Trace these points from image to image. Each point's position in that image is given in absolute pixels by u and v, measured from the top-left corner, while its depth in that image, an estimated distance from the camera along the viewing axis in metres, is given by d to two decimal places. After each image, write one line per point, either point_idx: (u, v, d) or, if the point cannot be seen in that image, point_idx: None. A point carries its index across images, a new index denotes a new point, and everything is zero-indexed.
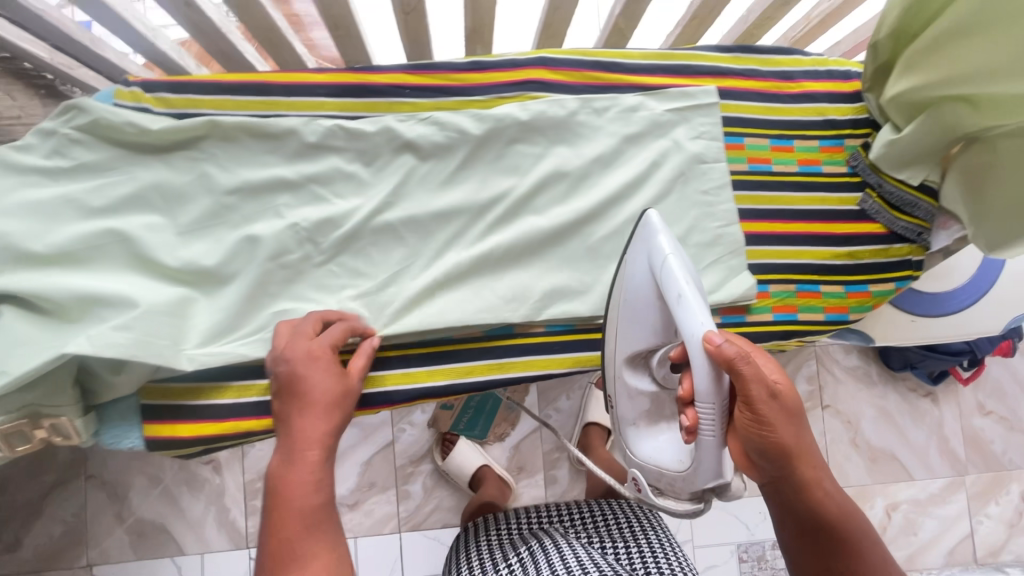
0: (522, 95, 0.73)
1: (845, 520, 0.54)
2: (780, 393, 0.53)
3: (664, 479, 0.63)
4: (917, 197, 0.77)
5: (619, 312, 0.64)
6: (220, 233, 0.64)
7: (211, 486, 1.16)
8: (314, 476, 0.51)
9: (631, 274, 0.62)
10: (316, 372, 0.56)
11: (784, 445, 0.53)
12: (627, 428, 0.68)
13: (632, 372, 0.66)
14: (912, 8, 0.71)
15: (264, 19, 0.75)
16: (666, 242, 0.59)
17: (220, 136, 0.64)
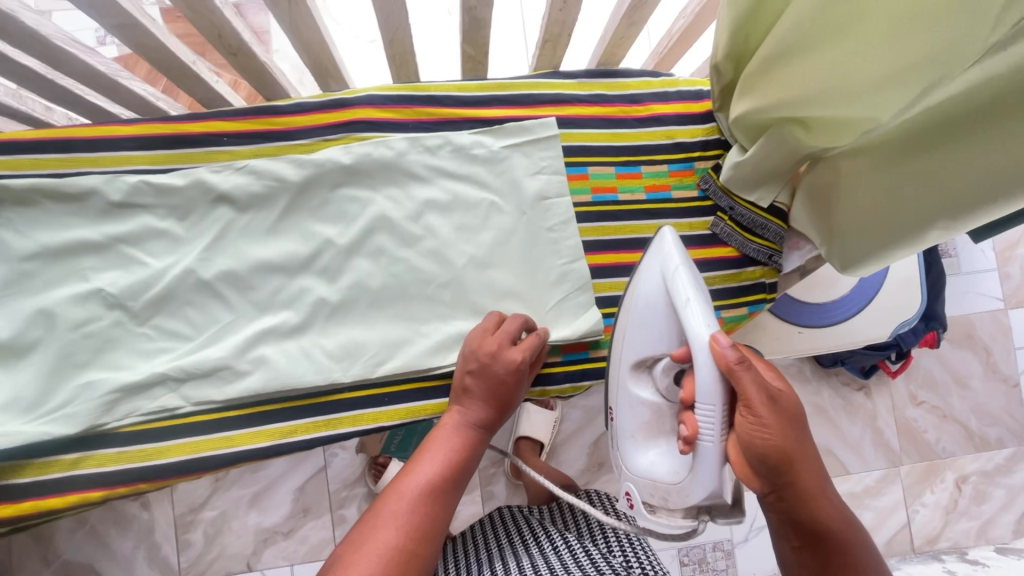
0: (349, 137, 0.71)
1: (858, 561, 0.47)
2: (789, 405, 0.49)
3: (659, 493, 0.61)
4: (767, 219, 0.77)
5: (632, 319, 0.66)
6: (18, 302, 0.61)
7: (140, 523, 1.11)
8: (393, 531, 0.47)
9: (641, 285, 0.66)
10: (506, 369, 0.62)
11: (796, 467, 0.48)
12: (623, 441, 0.68)
13: (635, 380, 0.66)
14: (740, 32, 0.68)
15: (83, 66, 0.72)
16: (677, 254, 0.62)
17: (13, 200, 0.61)
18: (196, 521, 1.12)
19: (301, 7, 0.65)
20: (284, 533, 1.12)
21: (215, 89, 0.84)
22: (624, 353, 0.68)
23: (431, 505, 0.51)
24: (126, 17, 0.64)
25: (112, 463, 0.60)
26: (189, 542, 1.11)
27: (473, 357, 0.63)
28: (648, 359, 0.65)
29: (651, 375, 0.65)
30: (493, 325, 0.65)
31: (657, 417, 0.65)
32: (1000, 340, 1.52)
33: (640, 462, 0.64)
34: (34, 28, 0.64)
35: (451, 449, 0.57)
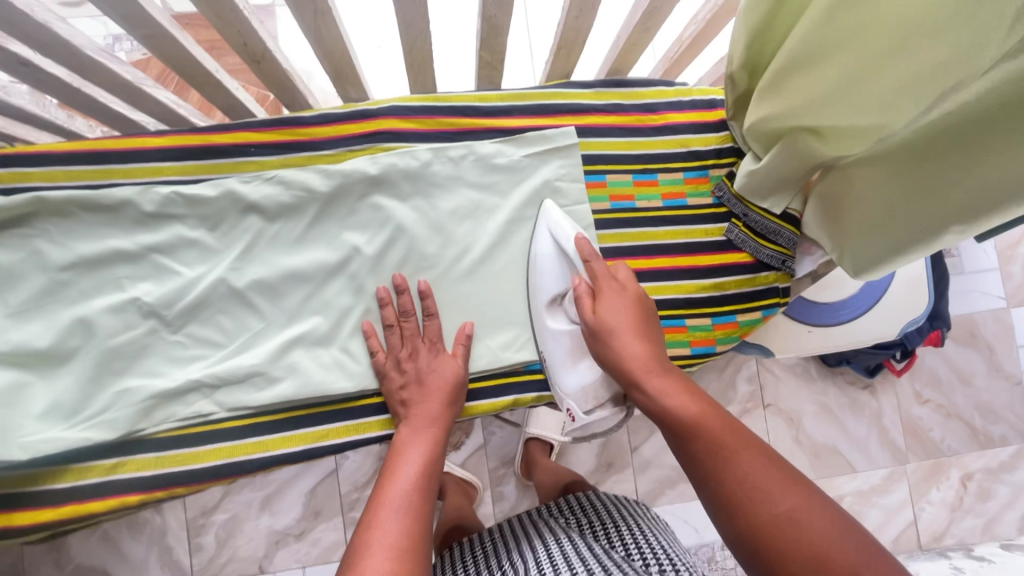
0: (374, 147, 0.73)
1: (787, 484, 0.46)
2: (647, 357, 0.58)
3: (592, 396, 0.67)
4: (780, 225, 0.78)
5: (536, 267, 0.71)
6: (55, 311, 0.62)
7: (153, 527, 1.12)
8: (398, 518, 0.50)
9: (535, 243, 0.71)
10: (447, 368, 0.66)
11: (671, 408, 0.54)
12: (553, 370, 0.70)
13: (549, 315, 0.69)
14: (755, 42, 0.69)
15: (111, 76, 0.73)
16: (557, 211, 0.71)
17: (51, 212, 0.63)
18: (208, 523, 1.13)
19: (326, 15, 0.66)
20: (296, 535, 1.14)
21: (236, 97, 0.85)
22: (535, 295, 0.71)
23: (417, 505, 0.52)
24: (155, 28, 0.65)
25: (151, 468, 0.62)
26: (202, 545, 1.13)
27: (410, 344, 0.67)
28: (557, 295, 0.68)
29: (564, 308, 0.69)
30: (408, 298, 0.68)
31: (575, 339, 0.68)
32: (1003, 339, 1.54)
33: (572, 382, 0.68)
34: (66, 38, 0.65)
35: (424, 447, 0.59)
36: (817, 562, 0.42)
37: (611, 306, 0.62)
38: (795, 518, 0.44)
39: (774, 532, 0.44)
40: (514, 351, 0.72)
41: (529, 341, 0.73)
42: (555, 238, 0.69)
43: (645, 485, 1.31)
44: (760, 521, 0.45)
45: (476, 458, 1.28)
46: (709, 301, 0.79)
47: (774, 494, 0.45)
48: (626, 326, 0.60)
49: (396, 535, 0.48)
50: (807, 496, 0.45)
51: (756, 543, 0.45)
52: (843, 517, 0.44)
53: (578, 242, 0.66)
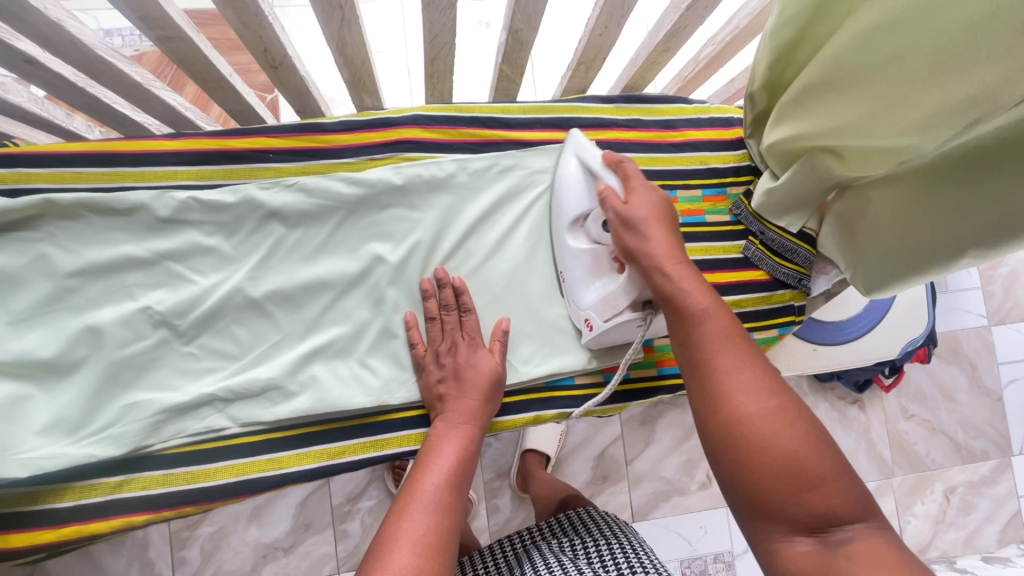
0: (396, 156, 0.71)
1: (769, 387, 0.49)
2: (674, 249, 0.59)
3: (611, 306, 0.65)
4: (796, 244, 0.79)
5: (561, 191, 0.69)
6: (60, 320, 0.59)
7: (133, 541, 1.08)
8: (422, 524, 0.50)
9: (562, 166, 0.70)
10: (485, 364, 0.65)
11: (685, 291, 0.56)
12: (570, 288, 0.70)
13: (570, 235, 0.68)
14: (778, 63, 0.71)
15: (120, 76, 0.70)
16: (585, 143, 0.68)
17: (59, 215, 0.60)
18: (192, 537, 1.09)
19: (352, 24, 0.65)
20: (284, 549, 1.10)
21: (246, 101, 0.83)
22: (558, 216, 0.70)
23: (445, 504, 0.53)
24: (173, 29, 0.63)
25: (157, 486, 0.59)
26: (185, 559, 1.08)
27: (449, 338, 0.66)
28: (580, 214, 0.67)
29: (586, 228, 0.67)
30: (449, 293, 0.68)
31: (598, 256, 0.67)
32: (985, 356, 1.59)
33: (589, 297, 0.67)
34: (77, 37, 0.62)
35: (457, 447, 0.59)
36: (784, 461, 0.45)
37: (645, 201, 0.61)
38: (772, 416, 0.47)
39: (753, 424, 0.47)
40: (534, 365, 0.71)
41: (549, 355, 0.72)
42: (581, 158, 0.67)
43: (639, 498, 1.31)
44: (736, 415, 0.48)
45: None
46: None
47: (757, 392, 0.49)
48: (655, 218, 0.60)
49: (421, 533, 0.49)
50: (791, 401, 0.48)
51: (733, 431, 0.48)
52: (819, 432, 0.48)
53: (606, 156, 0.65)
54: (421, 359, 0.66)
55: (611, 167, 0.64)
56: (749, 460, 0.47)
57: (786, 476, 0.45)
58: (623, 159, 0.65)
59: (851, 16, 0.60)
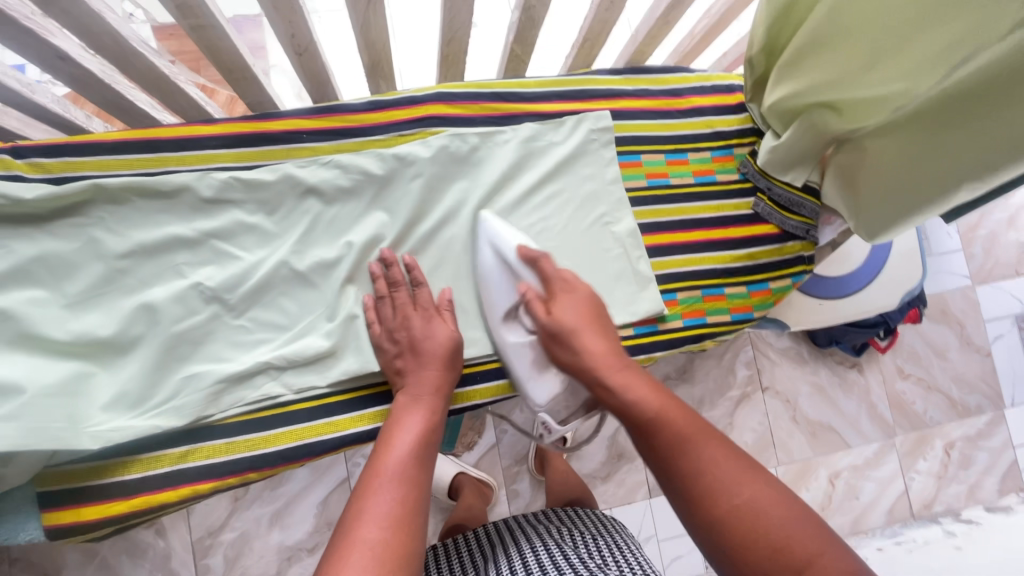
0: (423, 131, 0.74)
1: (744, 476, 0.50)
2: (610, 355, 0.62)
3: (564, 405, 0.72)
4: (802, 197, 0.84)
5: (484, 281, 0.71)
6: (114, 301, 0.61)
7: (155, 552, 1.07)
8: (383, 511, 0.51)
9: (478, 253, 0.71)
10: (441, 333, 0.66)
11: (632, 401, 0.57)
12: (520, 385, 0.71)
13: (506, 330, 0.70)
14: (775, 26, 0.76)
15: (149, 68, 0.73)
16: (501, 227, 0.70)
17: (108, 199, 0.62)
18: (215, 544, 1.09)
19: (377, 6, 0.69)
20: (308, 549, 1.10)
21: (265, 92, 0.86)
22: (488, 309, 0.71)
23: (411, 475, 0.55)
24: (205, 17, 0.65)
25: (221, 454, 0.61)
26: (209, 566, 1.08)
27: (401, 313, 0.66)
28: (512, 308, 0.69)
29: (521, 321, 0.69)
30: (398, 270, 0.68)
31: (536, 351, 0.69)
32: (972, 314, 1.66)
33: (542, 394, 0.70)
34: (115, 28, 0.65)
35: (420, 419, 0.60)
36: (772, 550, 0.46)
37: (567, 306, 0.65)
38: (752, 507, 0.48)
39: (740, 518, 0.48)
40: None
41: None
42: (496, 247, 0.70)
43: None
44: (721, 512, 0.49)
45: (490, 455, 1.28)
46: (744, 270, 0.82)
47: (734, 484, 0.50)
48: (583, 324, 0.64)
49: (388, 508, 0.51)
50: (763, 485, 0.50)
51: (721, 531, 0.48)
52: (804, 507, 0.49)
53: (520, 250, 0.68)
54: (376, 335, 0.66)
55: (527, 264, 0.67)
56: (740, 555, 0.47)
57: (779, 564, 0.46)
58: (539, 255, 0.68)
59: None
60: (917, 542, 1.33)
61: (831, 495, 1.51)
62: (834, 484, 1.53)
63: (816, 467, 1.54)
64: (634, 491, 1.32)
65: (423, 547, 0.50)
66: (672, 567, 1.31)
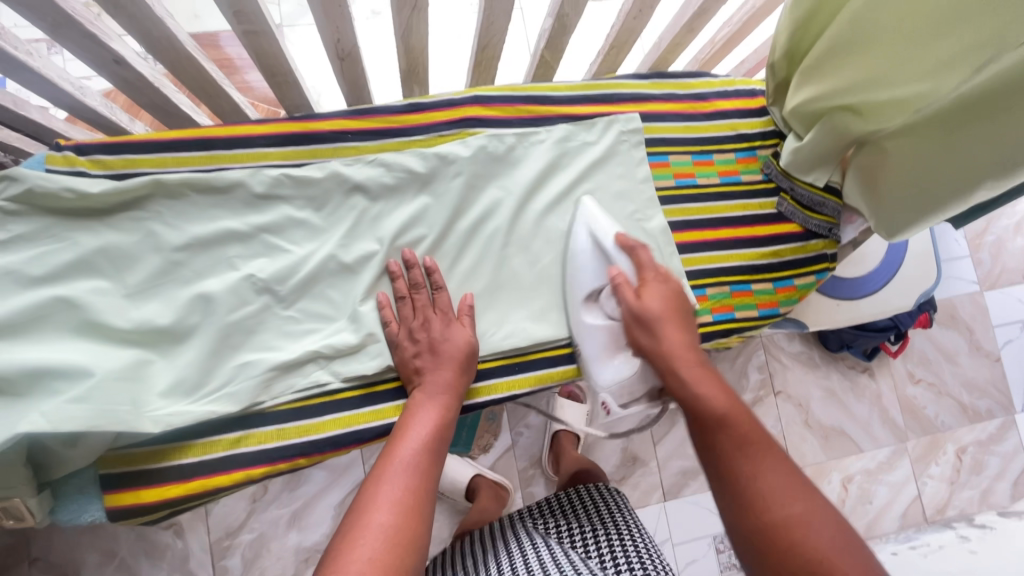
0: (462, 132, 0.77)
1: (795, 491, 0.51)
2: (687, 349, 0.64)
3: (627, 391, 0.71)
4: (824, 197, 0.86)
5: (574, 263, 0.73)
6: (171, 291, 0.63)
7: (174, 552, 1.07)
8: (392, 502, 0.51)
9: (573, 238, 0.74)
10: (459, 336, 0.67)
11: (703, 396, 0.60)
12: (587, 365, 0.73)
13: (586, 312, 0.72)
14: (798, 31, 0.80)
15: (200, 72, 0.76)
16: (601, 218, 0.73)
17: (166, 194, 0.65)
18: (233, 544, 1.08)
19: (421, 13, 0.71)
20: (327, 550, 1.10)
21: (303, 96, 0.89)
22: (572, 290, 0.73)
23: (422, 467, 0.56)
24: (259, 24, 0.69)
25: (273, 440, 0.63)
26: (227, 568, 1.07)
27: (421, 315, 0.67)
28: (594, 291, 0.71)
29: (601, 305, 0.72)
30: (418, 272, 0.69)
31: (613, 335, 0.71)
32: (980, 319, 1.68)
33: (606, 376, 0.71)
34: (175, 34, 0.68)
35: (434, 415, 0.61)
36: (813, 566, 0.46)
37: (656, 295, 0.67)
38: (803, 521, 0.49)
39: (786, 531, 0.48)
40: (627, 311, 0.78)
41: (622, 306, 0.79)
42: (593, 232, 0.73)
43: (669, 478, 1.35)
44: (765, 522, 0.50)
45: (505, 459, 1.29)
46: (770, 267, 0.84)
47: (784, 496, 0.50)
48: (667, 314, 0.66)
49: (397, 496, 0.52)
50: (817, 504, 0.50)
51: (761, 538, 0.50)
52: (846, 529, 0.49)
53: (618, 238, 0.70)
54: (393, 333, 0.66)
55: (624, 251, 0.69)
56: (777, 566, 0.48)
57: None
58: (637, 244, 0.70)
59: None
60: (932, 546, 1.33)
61: (845, 499, 1.51)
62: (848, 488, 1.53)
63: (829, 471, 1.55)
64: (649, 493, 1.33)
65: (427, 537, 0.51)
66: (688, 570, 1.31)
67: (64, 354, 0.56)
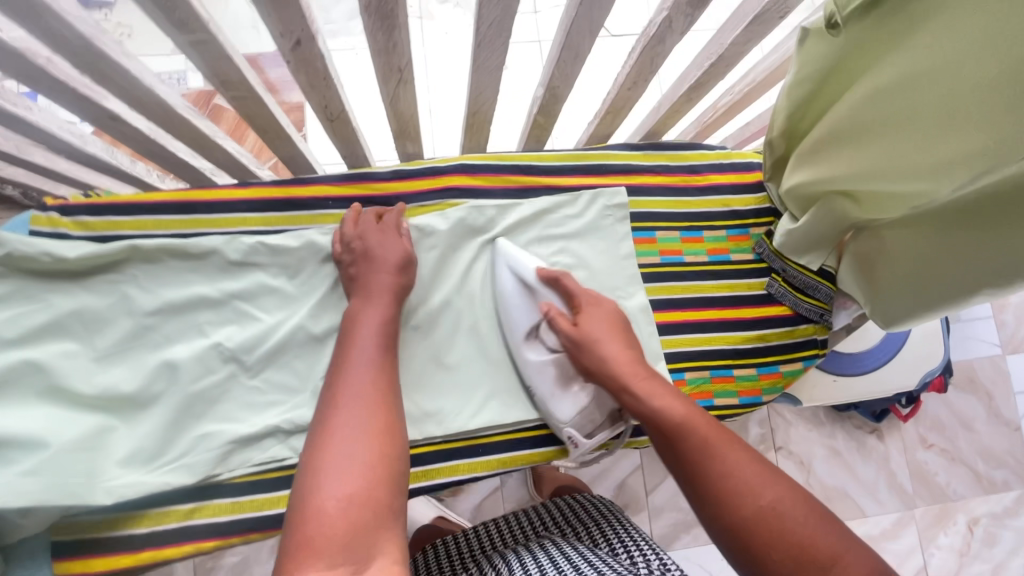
0: (444, 202, 0.77)
1: (766, 477, 0.54)
2: (634, 364, 0.65)
3: (589, 419, 0.71)
4: (818, 280, 0.83)
5: (505, 305, 0.72)
6: (139, 356, 0.64)
7: None
8: (366, 470, 0.50)
9: (497, 278, 0.73)
10: (394, 245, 0.69)
11: (658, 409, 0.61)
12: (544, 404, 0.70)
13: (528, 349, 0.71)
14: (795, 113, 0.77)
15: (192, 129, 0.78)
16: (520, 255, 0.73)
17: (141, 258, 0.66)
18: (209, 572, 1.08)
19: (407, 84, 0.72)
20: None
21: (297, 147, 0.89)
22: (509, 331, 0.72)
23: (388, 421, 0.55)
24: (246, 90, 0.69)
25: (226, 513, 0.63)
26: None
27: (361, 228, 0.69)
28: (532, 327, 0.71)
29: (542, 339, 0.71)
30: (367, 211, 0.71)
31: (559, 368, 0.71)
32: (1000, 385, 1.60)
33: (565, 408, 0.69)
34: (164, 99, 0.70)
35: (375, 327, 0.63)
36: (795, 547, 0.49)
37: (595, 319, 0.68)
38: (780, 505, 0.52)
39: (764, 518, 0.51)
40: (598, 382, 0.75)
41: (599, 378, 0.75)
42: (514, 271, 0.72)
43: (659, 529, 1.27)
44: (748, 512, 0.52)
45: (491, 500, 1.16)
46: (754, 352, 0.81)
47: (757, 484, 0.53)
48: (607, 336, 0.67)
49: (371, 357, 0.60)
50: (785, 483, 0.53)
51: (743, 530, 0.52)
52: (819, 507, 0.52)
53: (539, 271, 0.71)
54: (337, 241, 0.70)
55: (548, 284, 0.70)
56: (760, 553, 0.50)
57: (799, 560, 0.49)
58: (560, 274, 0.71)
59: (869, 72, 0.65)
60: None
61: None
62: None
63: None
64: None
65: (399, 501, 0.50)
66: None
67: (27, 421, 0.58)
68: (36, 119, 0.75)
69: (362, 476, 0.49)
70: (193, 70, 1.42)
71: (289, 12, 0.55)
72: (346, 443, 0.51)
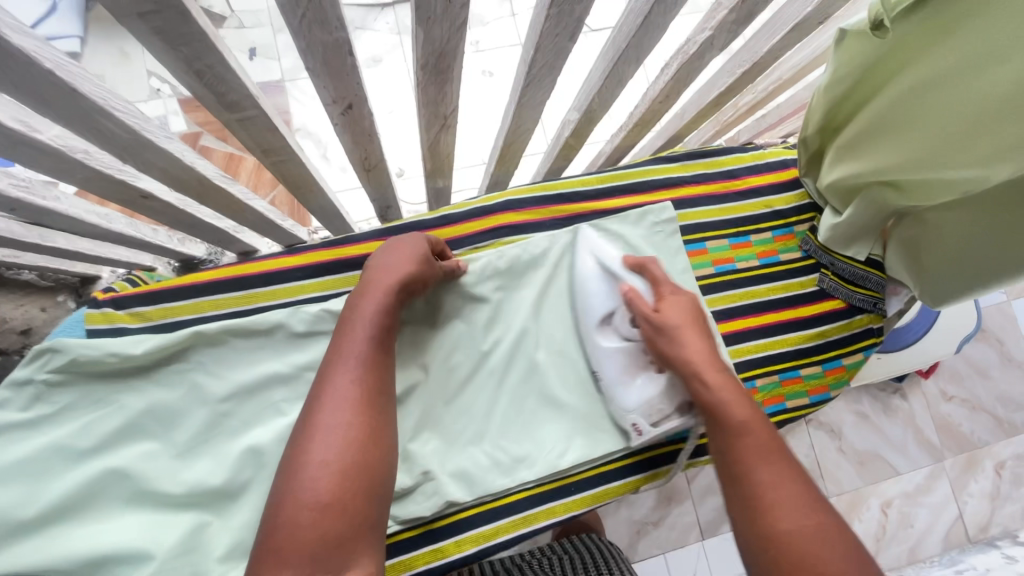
0: (497, 241, 0.77)
1: (811, 505, 0.51)
2: (710, 359, 0.62)
3: (657, 409, 0.68)
4: (866, 271, 0.84)
5: (582, 289, 0.73)
6: (220, 445, 0.62)
7: None
8: (335, 481, 0.46)
9: (579, 265, 0.74)
10: (414, 242, 0.65)
11: (723, 404, 0.59)
12: (608, 389, 0.70)
13: (601, 337, 0.70)
14: (833, 109, 0.77)
15: (226, 197, 0.75)
16: (604, 246, 0.74)
17: (206, 344, 0.64)
18: None
19: (450, 128, 0.71)
20: None
21: (326, 198, 0.86)
22: (584, 317, 0.72)
23: (372, 422, 0.51)
24: (287, 155, 0.66)
25: None
26: None
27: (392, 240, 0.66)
28: (607, 314, 0.70)
29: (615, 327, 0.70)
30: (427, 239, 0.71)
31: (631, 356, 0.69)
32: (1011, 330, 1.62)
33: (632, 399, 0.68)
34: (205, 174, 0.66)
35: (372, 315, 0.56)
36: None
37: (677, 307, 0.65)
38: (814, 532, 0.49)
39: (794, 544, 0.48)
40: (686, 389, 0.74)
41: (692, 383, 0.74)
42: (599, 258, 0.73)
43: (706, 515, 1.27)
44: (776, 530, 0.50)
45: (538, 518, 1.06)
46: (817, 349, 0.82)
47: (794, 509, 0.50)
48: (688, 326, 0.64)
49: (370, 350, 0.54)
50: (830, 518, 0.50)
51: (773, 548, 0.49)
52: (858, 547, 0.49)
53: (624, 258, 0.71)
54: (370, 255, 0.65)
55: (635, 270, 0.70)
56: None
57: None
58: (646, 262, 0.70)
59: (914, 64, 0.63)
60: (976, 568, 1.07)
61: (885, 526, 1.43)
62: (887, 513, 1.44)
63: (867, 497, 1.46)
64: (687, 533, 1.25)
65: (377, 515, 0.48)
66: None
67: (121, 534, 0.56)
68: (71, 211, 0.72)
69: (338, 484, 0.46)
70: (174, 111, 1.38)
71: (346, 82, 0.52)
72: (326, 442, 0.48)
